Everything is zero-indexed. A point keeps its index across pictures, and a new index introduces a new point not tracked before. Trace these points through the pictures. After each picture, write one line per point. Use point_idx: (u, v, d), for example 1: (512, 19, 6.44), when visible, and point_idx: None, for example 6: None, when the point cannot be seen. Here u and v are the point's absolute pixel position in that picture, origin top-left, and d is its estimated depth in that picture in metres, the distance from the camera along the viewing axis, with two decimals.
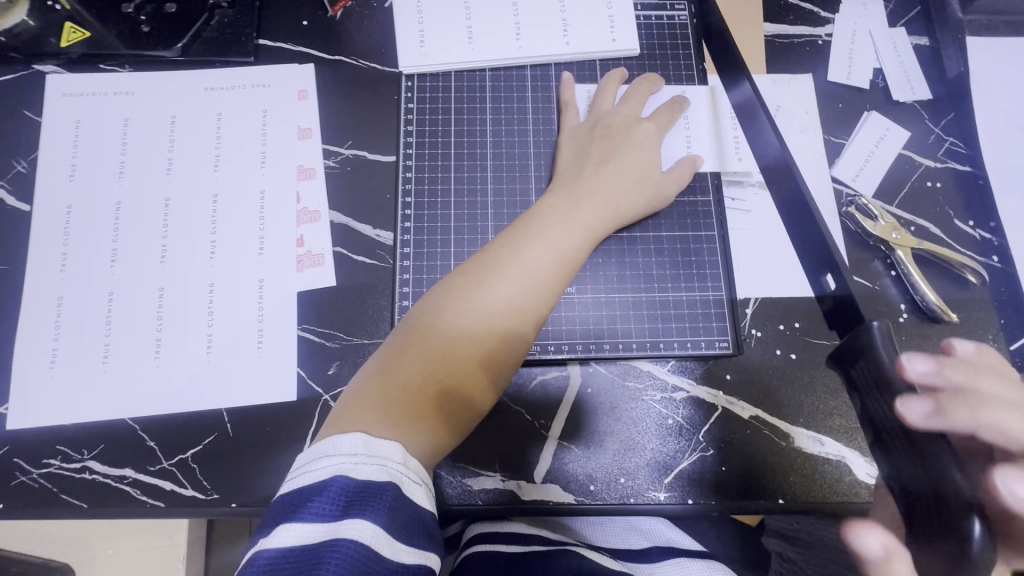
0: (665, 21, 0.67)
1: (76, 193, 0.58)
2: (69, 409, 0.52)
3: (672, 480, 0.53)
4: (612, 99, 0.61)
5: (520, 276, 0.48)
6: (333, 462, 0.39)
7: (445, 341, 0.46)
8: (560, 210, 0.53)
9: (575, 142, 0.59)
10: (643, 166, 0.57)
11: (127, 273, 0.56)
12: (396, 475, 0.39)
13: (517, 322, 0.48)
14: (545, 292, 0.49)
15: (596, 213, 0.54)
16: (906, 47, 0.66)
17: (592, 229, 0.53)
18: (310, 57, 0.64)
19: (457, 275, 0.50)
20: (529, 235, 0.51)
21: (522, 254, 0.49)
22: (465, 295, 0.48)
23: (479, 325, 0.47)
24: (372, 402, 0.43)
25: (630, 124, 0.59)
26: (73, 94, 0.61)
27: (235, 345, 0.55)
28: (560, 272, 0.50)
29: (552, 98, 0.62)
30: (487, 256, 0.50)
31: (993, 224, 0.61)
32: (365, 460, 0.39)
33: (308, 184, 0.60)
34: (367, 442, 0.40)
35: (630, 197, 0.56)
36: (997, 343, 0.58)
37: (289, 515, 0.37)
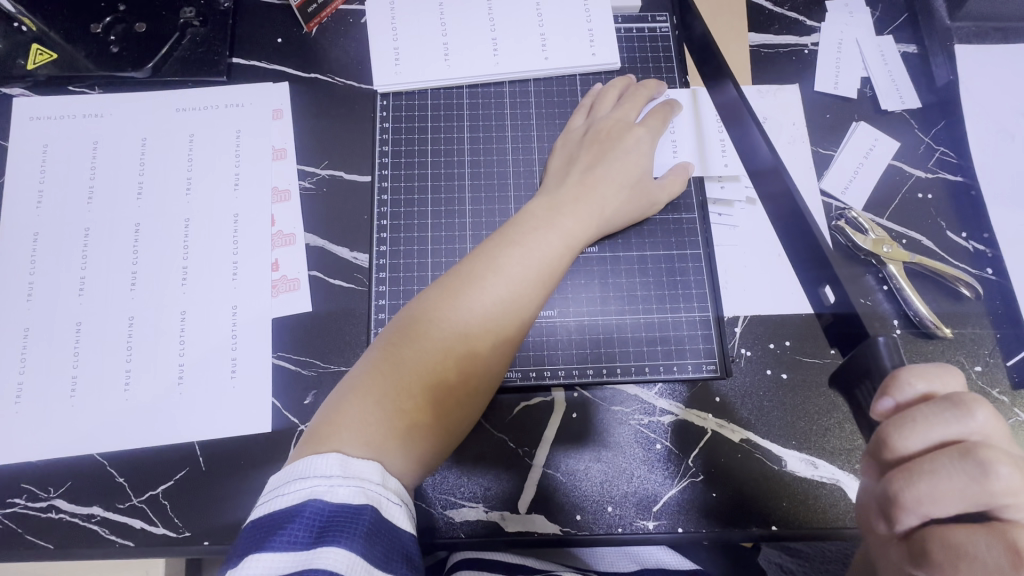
0: (647, 33, 0.65)
1: (43, 220, 0.57)
2: (35, 446, 0.51)
3: (660, 508, 0.51)
4: (612, 103, 0.60)
5: (499, 286, 0.47)
6: (307, 485, 0.36)
7: (423, 355, 0.44)
8: (543, 215, 0.52)
9: (565, 147, 0.58)
10: (631, 171, 0.55)
11: (96, 302, 0.54)
12: (374, 498, 0.37)
13: (497, 334, 0.46)
14: (525, 301, 0.47)
15: (580, 219, 0.52)
16: (893, 55, 0.65)
17: (574, 235, 0.51)
18: (284, 76, 0.62)
19: (434, 288, 0.48)
20: (510, 241, 0.49)
21: (500, 262, 0.48)
22: (441, 306, 0.46)
23: (459, 340, 0.45)
24: (348, 419, 0.41)
25: (622, 128, 0.57)
26: (40, 117, 0.60)
27: (206, 375, 0.53)
28: (542, 282, 0.48)
29: (582, 102, 0.61)
30: (467, 264, 0.48)
31: (986, 235, 0.59)
32: (341, 482, 0.37)
33: (282, 207, 0.58)
34: (345, 463, 0.38)
35: (616, 203, 0.54)
36: (993, 358, 0.56)
37: (257, 544, 0.34)
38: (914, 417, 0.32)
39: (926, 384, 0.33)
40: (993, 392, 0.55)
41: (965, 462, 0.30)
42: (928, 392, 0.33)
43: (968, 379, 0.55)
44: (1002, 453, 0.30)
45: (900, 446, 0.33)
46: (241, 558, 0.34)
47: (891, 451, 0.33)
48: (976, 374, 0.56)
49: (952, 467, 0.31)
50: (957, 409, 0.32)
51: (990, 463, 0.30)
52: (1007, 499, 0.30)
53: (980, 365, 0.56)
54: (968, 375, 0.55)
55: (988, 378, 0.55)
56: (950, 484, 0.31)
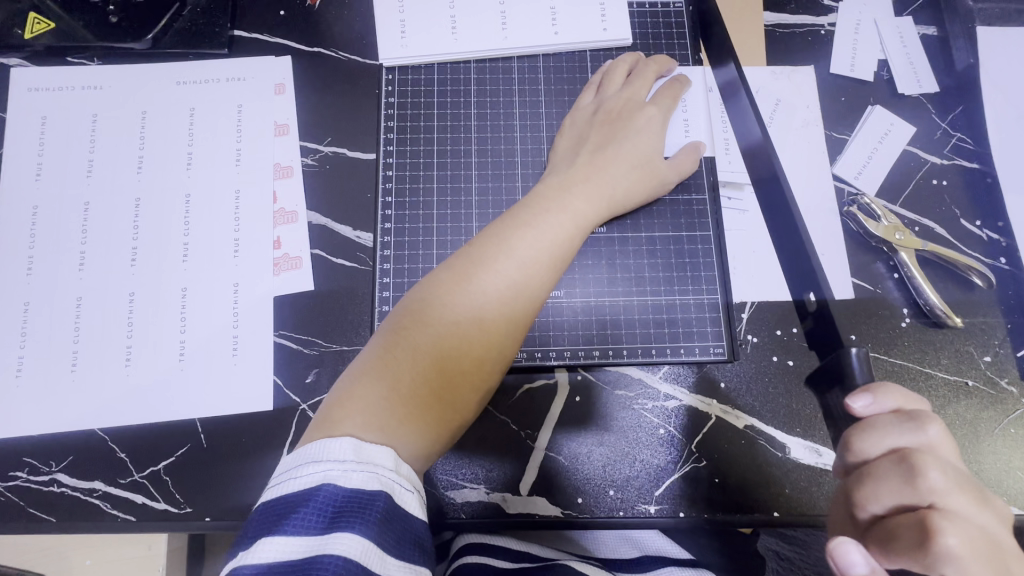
0: (660, 9, 0.63)
1: (43, 193, 0.56)
2: (36, 421, 0.50)
3: (662, 493, 0.51)
4: (620, 82, 0.58)
5: (509, 268, 0.46)
6: (319, 469, 0.36)
7: (435, 338, 0.43)
8: (554, 197, 0.50)
9: (576, 127, 0.57)
10: (641, 150, 0.54)
11: (96, 278, 0.54)
12: (388, 484, 0.37)
13: (508, 316, 0.45)
14: (537, 284, 0.47)
15: (591, 199, 0.51)
16: (913, 37, 0.63)
17: (585, 215, 0.50)
18: (286, 50, 0.61)
19: (443, 270, 0.47)
20: (520, 222, 0.48)
21: (512, 244, 0.47)
22: (452, 289, 0.45)
23: (470, 322, 0.44)
24: (359, 402, 0.41)
25: (633, 107, 0.56)
26: (38, 89, 0.58)
27: (208, 353, 0.52)
28: (553, 262, 0.48)
29: (592, 79, 0.60)
30: (478, 245, 0.47)
31: (1000, 224, 0.58)
32: (355, 466, 0.36)
33: (284, 183, 0.57)
34: (359, 448, 0.37)
35: (628, 182, 0.53)
36: (1003, 349, 0.55)
37: (270, 527, 0.34)
38: (874, 424, 0.38)
39: (901, 398, 0.38)
40: (1001, 382, 0.54)
41: (901, 466, 0.36)
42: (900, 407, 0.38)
43: (977, 369, 0.55)
44: (936, 460, 0.36)
45: (857, 449, 0.38)
46: (253, 540, 0.34)
47: (852, 454, 0.39)
48: (985, 364, 0.55)
49: (892, 468, 0.37)
50: (909, 421, 0.37)
51: (923, 466, 0.36)
52: (935, 498, 0.35)
53: (990, 355, 0.55)
54: (977, 365, 0.55)
55: (997, 368, 0.55)
56: (889, 485, 0.36)
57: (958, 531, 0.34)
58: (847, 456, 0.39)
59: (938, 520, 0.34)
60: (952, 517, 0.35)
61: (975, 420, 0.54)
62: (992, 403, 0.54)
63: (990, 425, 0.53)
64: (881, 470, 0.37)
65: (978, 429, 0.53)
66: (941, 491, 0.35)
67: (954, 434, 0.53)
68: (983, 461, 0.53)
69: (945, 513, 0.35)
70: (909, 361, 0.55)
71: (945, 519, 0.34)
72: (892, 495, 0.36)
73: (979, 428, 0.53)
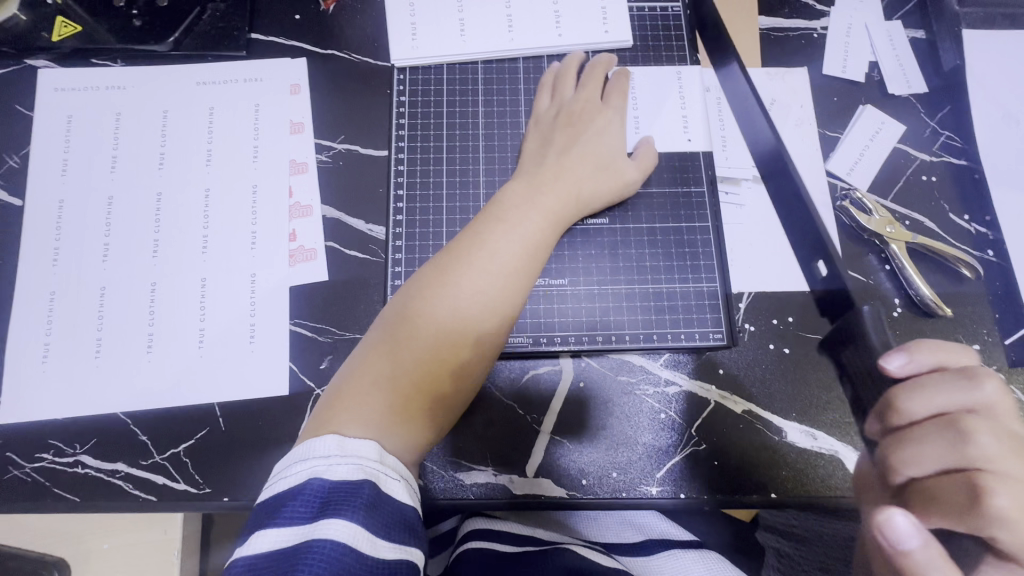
0: (659, 13, 0.66)
1: (69, 188, 0.58)
2: (61, 405, 0.53)
3: (663, 475, 0.53)
4: (572, 83, 0.61)
5: (484, 267, 0.48)
6: (307, 466, 0.39)
7: (417, 337, 0.46)
8: (523, 197, 0.53)
9: (539, 130, 0.59)
10: (598, 149, 0.57)
11: (119, 269, 0.56)
12: (373, 473, 0.39)
13: (487, 312, 0.47)
14: (514, 280, 0.49)
15: (560, 197, 0.53)
16: (902, 40, 0.66)
17: (555, 213, 0.53)
18: (301, 52, 0.64)
19: (424, 271, 0.49)
20: (494, 222, 0.51)
21: (488, 244, 0.49)
22: (430, 290, 0.47)
23: (450, 320, 0.46)
24: (352, 401, 0.43)
25: (590, 109, 0.59)
26: (64, 89, 0.61)
27: (227, 340, 0.55)
28: (529, 257, 0.50)
29: (543, 80, 0.62)
30: (456, 248, 0.50)
31: (988, 217, 0.61)
32: (339, 460, 0.39)
33: (299, 179, 0.59)
34: (341, 443, 0.40)
35: (593, 181, 0.56)
36: (991, 337, 0.57)
37: (264, 522, 0.37)
38: (919, 384, 0.40)
39: (934, 356, 0.42)
40: (990, 369, 0.56)
41: (948, 428, 0.38)
42: (934, 363, 0.41)
43: None
44: (985, 424, 0.38)
45: (904, 413, 0.40)
46: (250, 535, 0.37)
47: (899, 416, 0.40)
48: (974, 352, 0.57)
49: (939, 431, 0.38)
50: (966, 380, 0.39)
51: (966, 425, 0.37)
52: (982, 460, 0.37)
53: (979, 343, 0.57)
54: None
55: (985, 356, 0.57)
56: (934, 448, 0.37)
57: (1009, 490, 0.35)
58: (894, 418, 0.41)
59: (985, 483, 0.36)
60: (998, 478, 0.36)
61: None
62: None
63: None
64: (928, 427, 0.38)
65: None
66: (993, 456, 0.37)
67: None
68: None
69: (996, 478, 0.36)
70: None
71: (992, 478, 0.36)
72: (941, 457, 0.37)
73: None
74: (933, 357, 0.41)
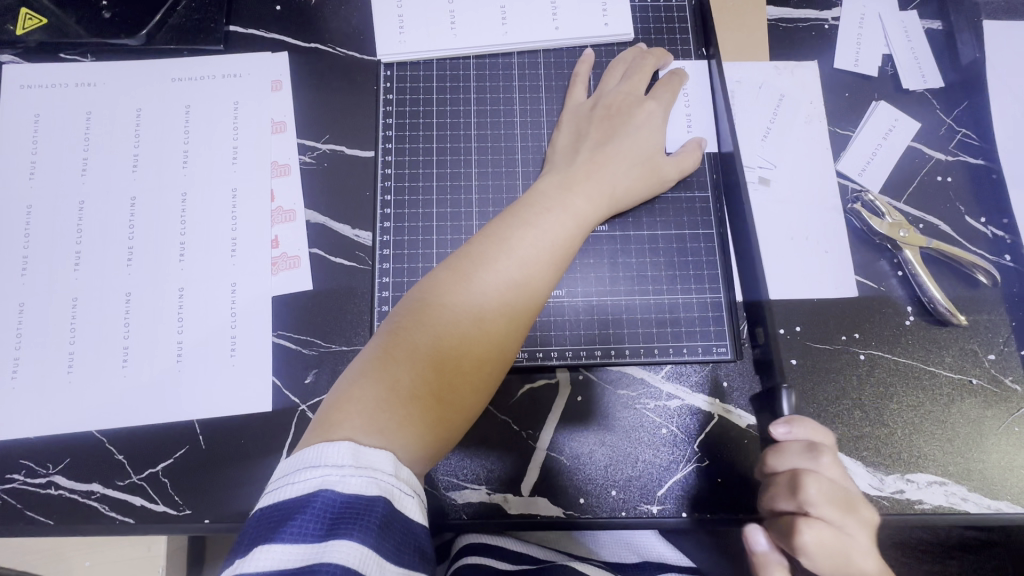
0: (662, 3, 0.63)
1: (37, 192, 0.55)
2: (32, 423, 0.50)
3: (664, 493, 0.51)
4: (618, 77, 0.58)
5: (510, 267, 0.45)
6: (317, 475, 0.35)
7: (434, 337, 0.43)
8: (553, 195, 0.50)
9: (575, 122, 0.56)
10: (642, 147, 0.54)
11: (92, 278, 0.53)
12: (387, 489, 0.36)
13: (509, 316, 0.45)
14: (538, 284, 0.46)
15: (590, 198, 0.50)
16: (918, 31, 0.62)
17: (585, 215, 0.50)
18: (284, 46, 0.60)
19: (443, 269, 0.46)
20: (519, 221, 0.48)
21: (511, 242, 0.46)
22: (451, 289, 0.45)
23: (470, 322, 0.44)
24: (359, 403, 0.40)
25: (632, 103, 0.56)
26: (31, 86, 0.58)
27: (207, 353, 0.52)
28: (554, 261, 0.47)
29: (577, 71, 0.59)
30: (478, 243, 0.47)
31: (1005, 221, 0.58)
32: (353, 472, 0.35)
33: (281, 182, 0.56)
34: (357, 452, 0.36)
35: (628, 181, 0.53)
36: (1007, 347, 0.55)
37: (267, 535, 0.34)
38: (783, 449, 0.46)
39: (809, 432, 0.46)
40: (1005, 381, 0.54)
41: (791, 481, 0.44)
42: (809, 437, 0.46)
43: (981, 367, 0.54)
44: (821, 481, 0.44)
45: (769, 466, 0.46)
46: (250, 548, 0.34)
47: (763, 467, 0.47)
48: (989, 362, 0.54)
49: (783, 482, 0.45)
50: (811, 451, 0.44)
51: (805, 485, 0.44)
52: (811, 508, 0.43)
53: (994, 353, 0.55)
54: (981, 363, 0.54)
55: (1001, 367, 0.54)
56: (779, 490, 0.45)
57: (814, 530, 0.43)
58: (760, 469, 0.47)
59: (800, 523, 0.43)
60: (815, 522, 0.43)
61: (978, 418, 0.53)
62: (996, 402, 0.54)
63: (994, 424, 0.53)
64: (779, 482, 0.45)
65: (981, 428, 0.53)
66: (817, 503, 0.43)
67: (958, 433, 0.53)
68: (988, 461, 0.52)
69: (812, 521, 0.43)
70: (914, 359, 0.54)
71: (807, 523, 0.43)
72: (786, 502, 0.45)
73: (983, 427, 0.53)
74: (808, 425, 0.46)
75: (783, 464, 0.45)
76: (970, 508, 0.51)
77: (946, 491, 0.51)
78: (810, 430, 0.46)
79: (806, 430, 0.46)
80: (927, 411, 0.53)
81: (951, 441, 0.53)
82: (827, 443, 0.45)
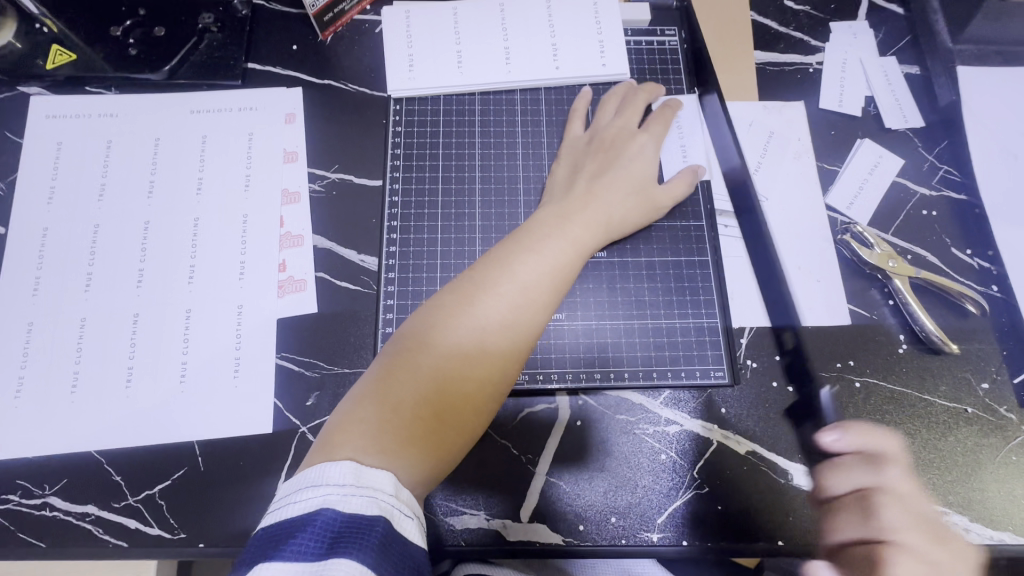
0: (656, 46, 0.67)
1: (54, 216, 0.57)
2: (31, 443, 0.50)
3: (665, 521, 0.50)
4: (613, 109, 0.61)
5: (511, 290, 0.47)
6: (318, 495, 0.36)
7: (436, 359, 0.44)
8: (552, 222, 0.52)
9: (573, 153, 0.59)
10: (635, 175, 0.56)
11: (102, 299, 0.54)
12: (387, 509, 0.36)
13: (510, 338, 0.46)
14: (538, 307, 0.47)
15: (588, 223, 0.52)
16: (897, 75, 0.66)
17: (584, 240, 0.52)
18: (298, 82, 0.63)
19: (446, 294, 0.48)
20: (520, 247, 0.49)
21: (512, 267, 0.48)
22: (454, 313, 0.46)
23: (471, 344, 0.45)
24: (362, 425, 0.41)
25: (627, 135, 0.59)
26: (56, 116, 0.60)
27: (210, 375, 0.52)
28: (555, 285, 0.48)
29: (575, 105, 0.62)
30: (477, 270, 0.48)
31: (990, 253, 0.60)
32: (354, 491, 0.36)
33: (291, 209, 0.58)
34: (357, 473, 0.37)
35: (623, 207, 0.55)
36: (1000, 375, 0.56)
37: (266, 555, 0.33)
38: (840, 462, 0.44)
39: (865, 439, 0.45)
40: (1000, 409, 0.55)
41: (863, 501, 0.41)
42: (860, 447, 0.45)
43: (975, 396, 0.55)
44: (894, 500, 0.41)
45: (828, 487, 0.44)
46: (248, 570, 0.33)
47: (822, 491, 0.44)
48: (983, 391, 0.55)
49: (852, 509, 0.42)
50: (872, 464, 0.43)
51: (881, 507, 0.41)
52: (892, 535, 0.39)
53: (987, 382, 0.55)
54: (975, 392, 0.55)
55: (995, 396, 0.55)
56: (849, 518, 0.42)
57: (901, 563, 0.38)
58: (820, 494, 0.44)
59: (889, 553, 0.38)
60: (901, 551, 0.39)
61: (975, 447, 0.53)
62: (993, 430, 0.54)
63: (992, 452, 0.53)
64: (846, 504, 0.42)
65: (979, 457, 0.53)
66: (898, 529, 0.40)
67: (956, 462, 0.53)
68: (987, 490, 0.52)
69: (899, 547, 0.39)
70: (908, 387, 0.55)
71: (894, 552, 0.38)
72: (853, 529, 0.41)
73: (981, 456, 0.53)
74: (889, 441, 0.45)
75: (836, 479, 0.44)
76: (973, 538, 0.51)
77: (948, 521, 0.51)
78: (864, 434, 0.46)
79: (858, 435, 0.46)
80: (923, 439, 0.53)
81: (949, 469, 0.53)
82: (886, 454, 0.44)
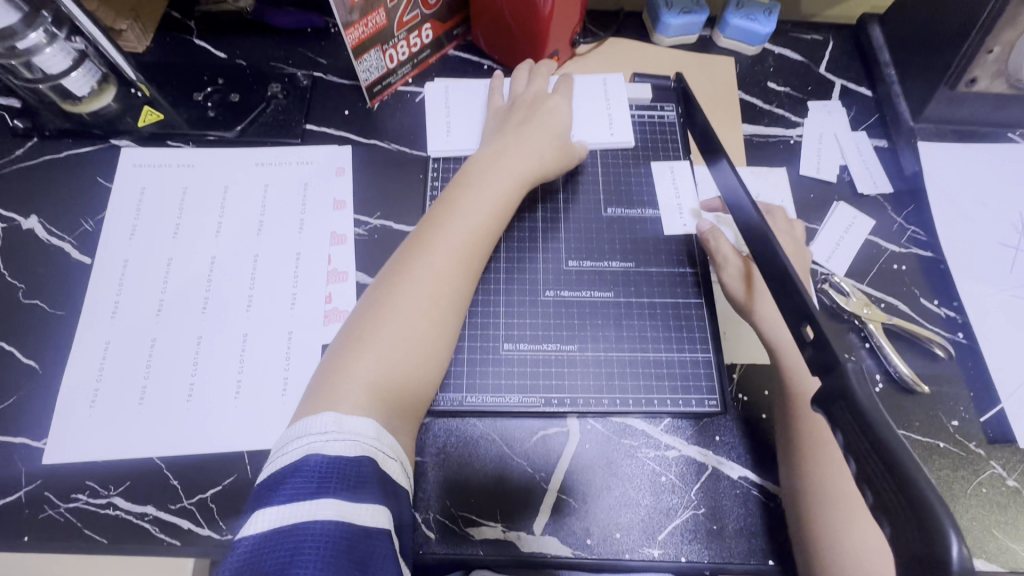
0: (655, 119, 0.77)
1: (134, 250, 0.66)
2: (101, 448, 0.56)
3: (665, 538, 0.55)
4: (524, 80, 0.74)
5: (443, 250, 0.57)
6: (305, 442, 0.44)
7: (388, 314, 0.53)
8: (471, 182, 0.63)
9: (496, 121, 0.71)
10: (552, 128, 0.68)
11: (170, 323, 0.62)
12: (369, 449, 0.45)
13: (448, 286, 0.56)
14: (469, 259, 0.58)
15: (507, 177, 0.64)
16: (867, 148, 0.76)
17: (504, 190, 0.63)
18: (348, 141, 0.74)
19: (391, 264, 0.57)
20: (446, 210, 0.60)
21: (443, 229, 0.58)
22: (398, 276, 0.55)
23: (418, 296, 0.54)
24: (341, 384, 0.49)
25: (542, 98, 0.71)
26: (141, 165, 0.70)
27: (262, 391, 0.59)
28: (481, 234, 0.60)
29: (493, 85, 0.74)
30: (417, 242, 0.58)
31: (956, 303, 0.67)
32: (336, 436, 0.45)
33: (338, 249, 0.67)
34: (336, 420, 0.46)
35: (542, 155, 0.67)
36: (968, 414, 0.62)
37: (266, 499, 0.41)
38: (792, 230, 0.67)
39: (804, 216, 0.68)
40: (970, 445, 0.60)
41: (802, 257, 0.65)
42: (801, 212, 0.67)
43: (946, 433, 0.61)
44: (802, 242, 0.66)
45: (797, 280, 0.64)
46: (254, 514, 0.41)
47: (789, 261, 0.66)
48: (954, 428, 0.61)
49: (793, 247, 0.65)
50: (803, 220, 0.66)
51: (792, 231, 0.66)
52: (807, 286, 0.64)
53: (957, 420, 0.61)
54: (947, 429, 0.61)
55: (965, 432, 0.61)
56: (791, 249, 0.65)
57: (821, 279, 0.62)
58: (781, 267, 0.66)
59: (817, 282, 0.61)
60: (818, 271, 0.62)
61: (947, 479, 0.59)
62: (963, 464, 0.59)
63: (963, 485, 0.59)
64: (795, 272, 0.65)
65: (951, 489, 0.58)
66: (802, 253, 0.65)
67: None
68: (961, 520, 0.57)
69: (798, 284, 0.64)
70: None
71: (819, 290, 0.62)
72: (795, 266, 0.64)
73: (953, 488, 0.58)
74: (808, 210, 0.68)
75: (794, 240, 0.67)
76: None
77: None
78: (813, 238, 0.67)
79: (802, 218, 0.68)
80: None
81: None
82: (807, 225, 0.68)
